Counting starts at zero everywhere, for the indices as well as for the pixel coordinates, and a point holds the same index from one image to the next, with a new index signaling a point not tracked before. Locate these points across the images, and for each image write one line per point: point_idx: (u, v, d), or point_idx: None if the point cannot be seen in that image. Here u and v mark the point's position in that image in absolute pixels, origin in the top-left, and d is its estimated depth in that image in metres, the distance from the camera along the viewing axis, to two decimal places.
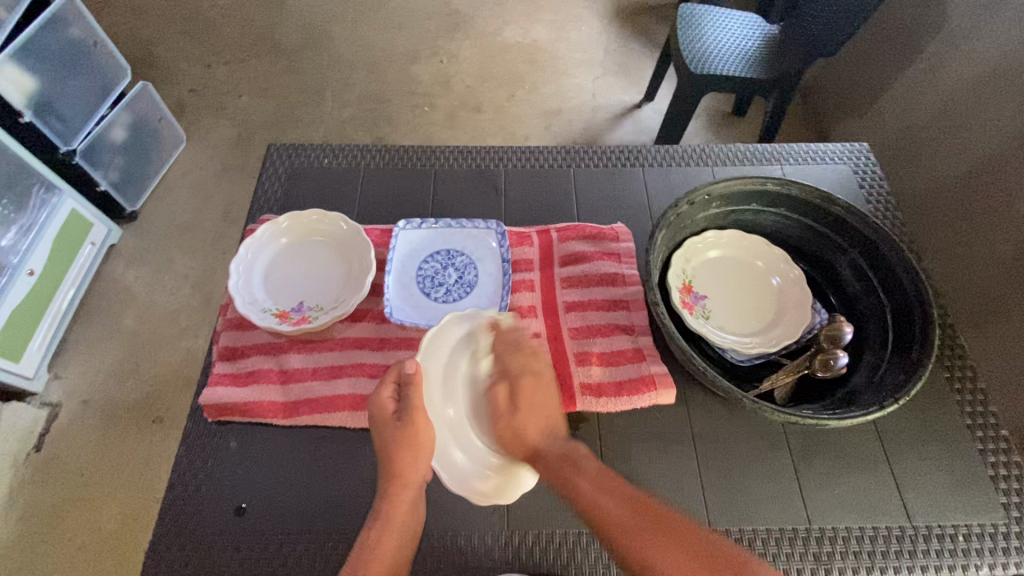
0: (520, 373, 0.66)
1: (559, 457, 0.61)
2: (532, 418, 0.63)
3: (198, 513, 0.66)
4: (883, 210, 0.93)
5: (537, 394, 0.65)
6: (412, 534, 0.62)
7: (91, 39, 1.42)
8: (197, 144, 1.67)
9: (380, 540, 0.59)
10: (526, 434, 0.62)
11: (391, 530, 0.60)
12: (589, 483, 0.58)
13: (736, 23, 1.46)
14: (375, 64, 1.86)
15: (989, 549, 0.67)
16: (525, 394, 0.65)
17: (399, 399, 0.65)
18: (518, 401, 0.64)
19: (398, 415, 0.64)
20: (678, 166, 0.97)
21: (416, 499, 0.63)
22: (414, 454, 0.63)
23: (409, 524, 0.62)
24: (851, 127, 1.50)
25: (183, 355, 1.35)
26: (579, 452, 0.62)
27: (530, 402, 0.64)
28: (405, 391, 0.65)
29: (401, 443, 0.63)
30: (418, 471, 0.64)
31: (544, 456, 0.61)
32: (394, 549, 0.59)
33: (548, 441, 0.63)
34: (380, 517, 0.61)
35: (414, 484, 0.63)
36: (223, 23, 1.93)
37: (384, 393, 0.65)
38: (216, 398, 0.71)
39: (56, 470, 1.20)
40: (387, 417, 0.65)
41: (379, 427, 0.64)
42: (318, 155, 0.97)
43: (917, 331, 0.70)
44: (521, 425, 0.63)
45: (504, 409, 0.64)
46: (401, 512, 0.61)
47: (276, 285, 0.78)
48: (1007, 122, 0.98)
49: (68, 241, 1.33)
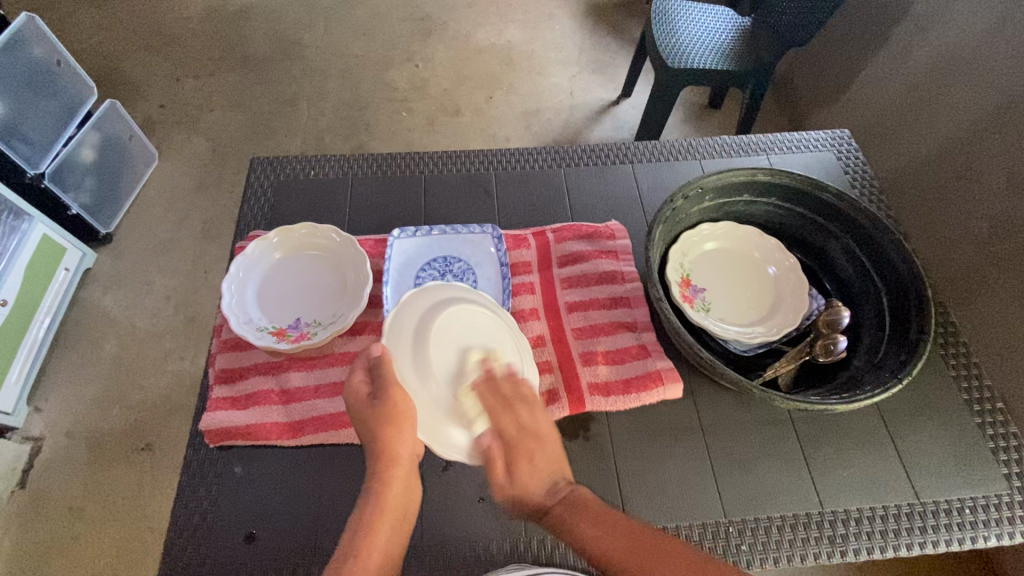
0: (518, 431, 0.61)
1: (564, 507, 0.60)
2: (534, 482, 0.62)
3: (206, 542, 0.64)
4: (867, 194, 0.95)
5: (538, 456, 0.63)
6: (406, 512, 0.61)
7: (54, 58, 1.37)
8: (170, 160, 1.63)
9: (371, 522, 0.58)
10: (530, 493, 0.61)
11: (381, 509, 0.59)
12: (586, 520, 0.58)
13: (707, 17, 1.47)
14: (348, 72, 1.83)
15: (994, 519, 0.69)
16: (523, 442, 0.61)
17: (370, 379, 0.63)
18: (517, 464, 0.61)
19: (372, 396, 0.62)
20: (666, 161, 0.97)
21: (409, 477, 0.63)
22: (395, 432, 0.61)
23: (401, 501, 0.61)
24: (824, 114, 1.53)
25: (169, 379, 1.31)
26: (583, 496, 0.61)
27: (530, 466, 0.62)
28: (375, 372, 0.62)
29: (383, 424, 0.61)
30: (405, 446, 0.62)
31: (547, 516, 0.60)
32: (386, 529, 0.58)
33: (549, 495, 0.61)
34: (370, 497, 0.60)
35: (403, 460, 0.62)
36: (189, 36, 1.88)
37: (356, 378, 0.63)
38: (216, 423, 0.69)
39: (44, 506, 1.15)
40: (362, 398, 0.63)
41: (355, 411, 0.63)
42: (305, 167, 0.95)
43: (912, 312, 0.71)
44: (523, 484, 0.61)
45: (504, 473, 0.61)
46: (391, 490, 0.60)
47: (270, 302, 0.76)
48: (976, 101, 1.01)
49: (42, 268, 1.28)
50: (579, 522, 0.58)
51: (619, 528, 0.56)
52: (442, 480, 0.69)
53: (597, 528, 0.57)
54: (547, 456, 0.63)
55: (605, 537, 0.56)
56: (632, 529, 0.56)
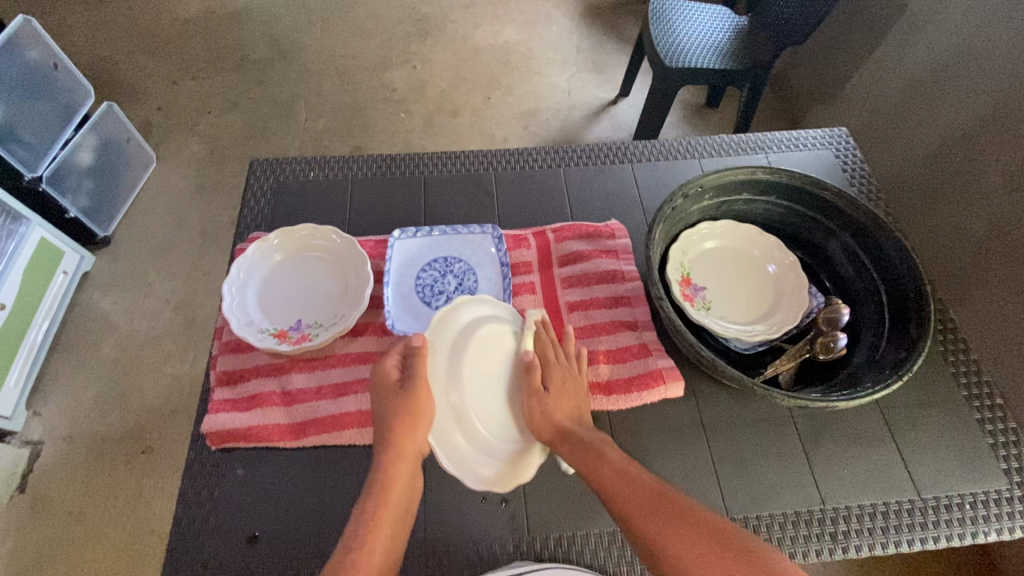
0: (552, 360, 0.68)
1: (593, 442, 0.62)
2: (562, 403, 0.65)
3: (209, 544, 0.64)
4: (865, 192, 0.95)
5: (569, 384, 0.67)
6: (408, 511, 0.60)
7: (52, 61, 1.38)
8: (168, 163, 1.63)
9: (377, 515, 0.57)
10: (554, 415, 0.64)
11: (386, 503, 0.58)
12: (611, 468, 0.59)
13: (704, 16, 1.48)
14: (346, 73, 1.83)
15: (994, 514, 0.69)
16: (557, 380, 0.67)
17: (402, 369, 0.66)
18: (550, 386, 0.66)
19: (401, 384, 0.64)
20: (665, 160, 0.97)
21: (412, 476, 0.62)
22: (412, 425, 0.62)
23: (404, 498, 0.60)
24: (822, 113, 1.54)
25: (168, 382, 1.31)
26: (606, 444, 0.62)
27: (562, 386, 0.66)
28: (410, 361, 0.65)
29: (401, 411, 0.62)
30: (414, 442, 0.62)
31: (572, 439, 0.62)
32: (390, 524, 0.57)
33: (577, 425, 0.64)
34: (376, 490, 0.59)
35: (411, 456, 0.62)
36: (186, 39, 1.88)
37: (389, 361, 0.66)
38: (218, 425, 0.69)
39: (43, 510, 1.15)
40: (390, 386, 0.65)
41: (378, 401, 0.64)
42: (304, 169, 0.95)
43: (911, 308, 0.71)
44: (550, 407, 0.65)
45: (538, 389, 0.66)
46: (397, 486, 0.60)
47: (272, 304, 0.76)
48: (972, 99, 1.02)
49: (40, 272, 1.27)
50: (602, 467, 0.59)
51: (639, 484, 0.56)
52: (445, 479, 0.69)
53: (618, 478, 0.57)
54: (578, 387, 0.68)
55: (625, 491, 0.56)
56: (652, 488, 0.55)
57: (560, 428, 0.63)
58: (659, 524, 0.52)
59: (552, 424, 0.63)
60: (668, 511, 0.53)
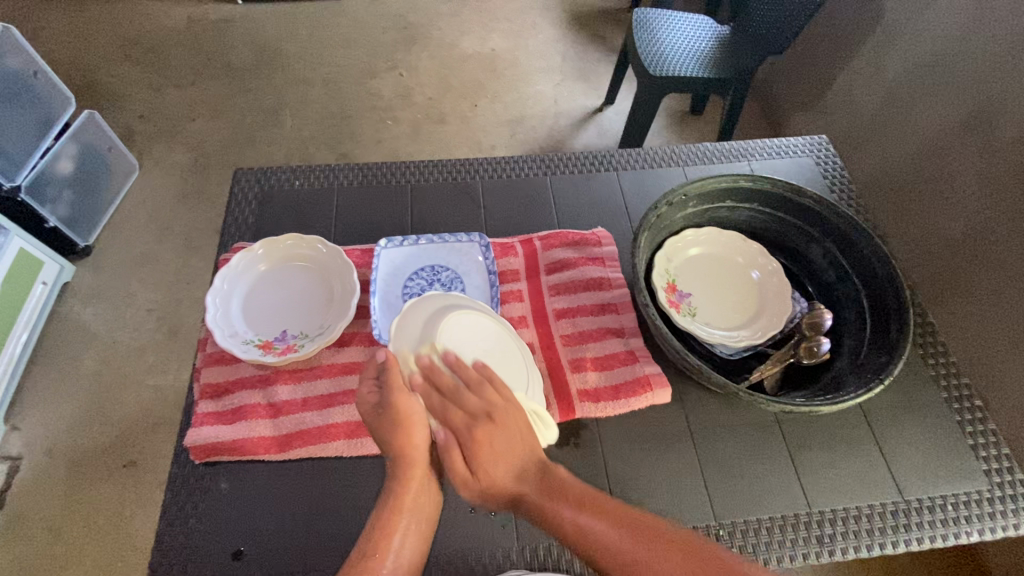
0: (467, 424, 0.62)
1: (539, 495, 0.59)
2: (495, 470, 0.61)
3: (192, 560, 0.63)
4: (846, 198, 0.97)
5: (495, 440, 0.62)
6: (427, 515, 0.61)
7: (31, 68, 1.36)
8: (151, 171, 1.61)
9: (391, 519, 0.59)
10: (497, 483, 0.61)
11: (400, 510, 0.60)
12: (572, 507, 0.57)
13: (688, 26, 1.50)
14: (332, 80, 1.83)
15: (976, 514, 0.70)
16: (482, 448, 0.61)
17: (377, 389, 0.64)
18: (473, 453, 0.62)
19: (379, 406, 0.63)
20: (650, 168, 0.98)
21: (426, 479, 0.63)
22: (405, 436, 0.62)
23: (421, 504, 0.61)
24: (803, 119, 1.57)
25: (151, 393, 1.29)
26: (558, 485, 0.60)
27: (488, 456, 0.61)
28: (382, 380, 0.64)
29: (390, 429, 0.62)
30: (418, 450, 0.63)
31: (521, 502, 0.60)
32: (404, 531, 0.59)
33: (524, 473, 0.61)
34: (390, 499, 0.60)
35: (420, 464, 0.63)
36: (170, 46, 1.86)
37: (364, 389, 0.65)
38: (203, 438, 0.68)
39: (22, 527, 1.13)
40: (372, 407, 0.64)
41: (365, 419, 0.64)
42: (289, 178, 0.94)
43: (892, 313, 0.72)
44: (487, 477, 0.61)
45: (465, 465, 0.62)
46: (409, 491, 0.61)
47: (256, 314, 0.75)
48: (949, 107, 1.04)
49: (19, 283, 1.25)
50: (561, 509, 0.58)
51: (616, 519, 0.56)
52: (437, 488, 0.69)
53: (580, 515, 0.56)
54: (509, 443, 0.62)
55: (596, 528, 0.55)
56: (625, 520, 0.56)
57: (509, 493, 0.61)
58: (637, 552, 0.53)
59: (499, 493, 0.61)
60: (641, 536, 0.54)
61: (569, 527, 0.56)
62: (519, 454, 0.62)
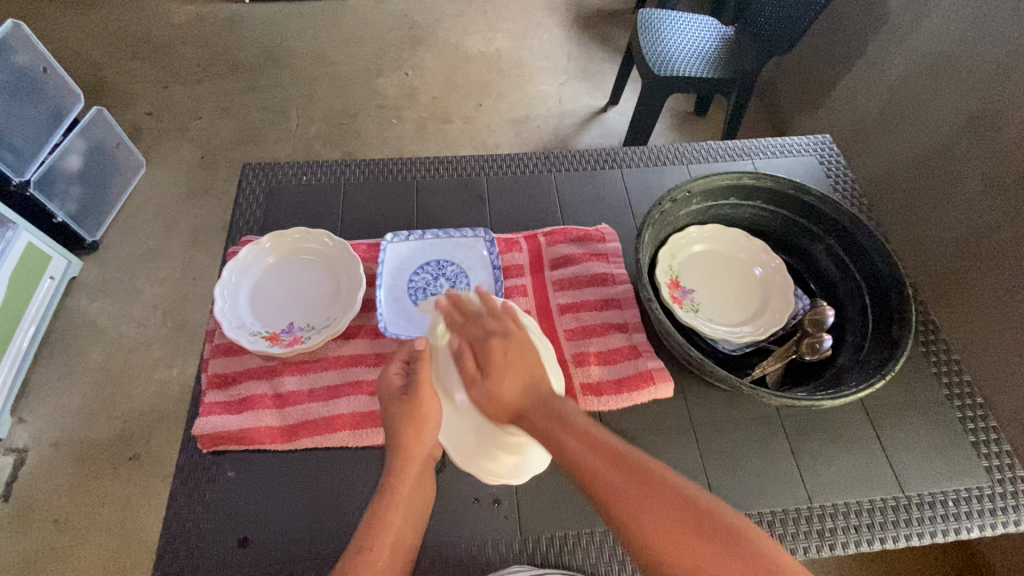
0: (483, 336, 0.59)
1: (546, 413, 0.54)
2: (506, 379, 0.56)
3: (198, 546, 0.64)
4: (849, 197, 0.97)
5: (511, 351, 0.58)
6: (418, 510, 0.61)
7: (42, 65, 1.37)
8: (158, 168, 1.62)
9: (387, 514, 0.58)
10: (503, 396, 0.56)
11: (396, 502, 0.59)
12: (577, 440, 0.51)
13: (693, 26, 1.50)
14: (338, 79, 1.84)
15: (977, 511, 0.71)
16: (493, 358, 0.57)
17: (405, 374, 0.65)
18: (485, 358, 0.57)
19: (404, 391, 0.64)
20: (654, 166, 0.99)
21: (422, 475, 0.63)
22: (420, 427, 0.62)
23: (416, 499, 0.61)
24: (806, 120, 1.57)
25: (157, 387, 1.30)
26: (565, 406, 0.55)
27: (500, 363, 0.57)
28: (413, 366, 0.66)
29: (406, 416, 0.62)
30: (423, 444, 0.63)
31: (528, 416, 0.55)
32: (399, 522, 0.58)
33: (529, 394, 0.56)
34: (386, 490, 0.60)
35: (421, 459, 0.63)
36: (177, 44, 1.88)
37: (392, 370, 0.66)
38: (210, 428, 0.69)
39: (27, 519, 1.14)
40: (394, 392, 0.64)
41: (384, 404, 0.64)
42: (296, 173, 0.95)
43: (894, 309, 0.73)
44: (494, 387, 0.56)
45: (475, 373, 0.57)
46: (407, 485, 0.61)
47: (264, 306, 0.76)
48: (952, 108, 1.05)
49: (27, 277, 1.26)
50: (566, 438, 0.52)
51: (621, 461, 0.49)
52: (440, 479, 0.70)
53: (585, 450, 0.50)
54: (525, 360, 0.58)
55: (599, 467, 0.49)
56: (630, 463, 0.49)
57: (513, 410, 0.56)
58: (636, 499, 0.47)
59: (504, 410, 0.56)
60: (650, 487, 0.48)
61: (571, 459, 0.50)
62: (534, 372, 0.57)
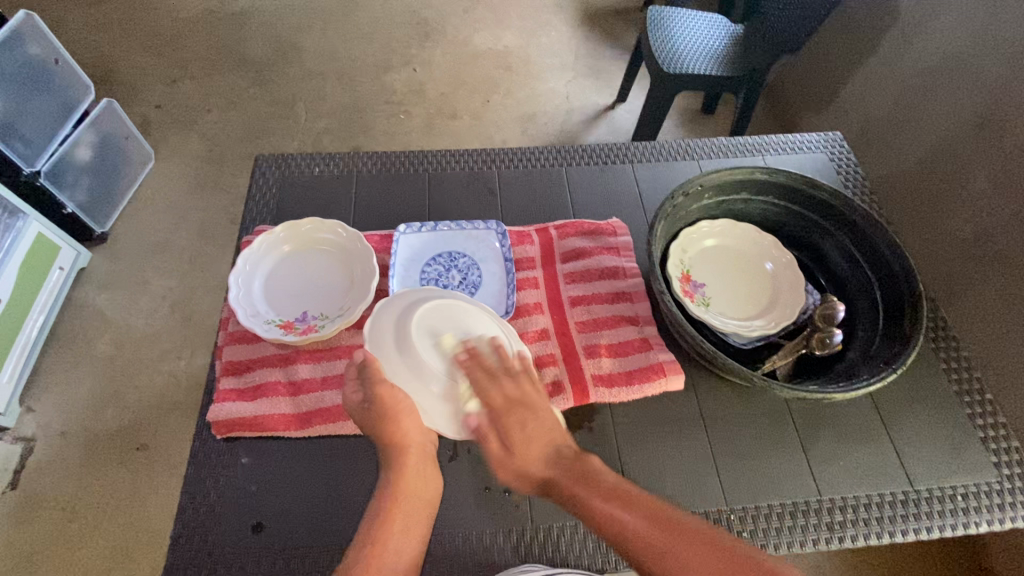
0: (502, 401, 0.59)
1: (575, 479, 0.56)
2: (530, 453, 0.57)
3: (212, 531, 0.65)
4: (859, 194, 0.98)
5: (530, 423, 0.58)
6: (425, 499, 0.61)
7: (53, 56, 1.38)
8: (167, 160, 1.63)
9: (391, 508, 0.58)
10: (530, 469, 0.57)
11: (399, 497, 0.59)
12: (604, 497, 0.54)
13: (702, 24, 1.51)
14: (346, 74, 1.85)
15: (985, 506, 0.71)
16: (513, 432, 0.58)
17: (361, 388, 0.63)
18: (506, 434, 0.58)
19: (364, 403, 0.62)
20: (664, 161, 0.99)
21: (423, 465, 0.62)
22: (397, 424, 0.61)
23: (421, 489, 0.61)
24: (813, 120, 1.58)
25: (164, 378, 1.30)
26: (592, 465, 0.57)
27: (521, 437, 0.58)
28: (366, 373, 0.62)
29: (382, 419, 0.61)
30: (410, 436, 0.62)
31: (555, 486, 0.57)
32: (405, 516, 0.58)
33: (554, 467, 0.57)
34: (388, 486, 0.60)
35: (416, 449, 0.62)
36: (187, 38, 1.88)
37: (349, 389, 0.64)
38: (224, 414, 0.69)
39: (35, 507, 1.14)
40: (359, 406, 0.63)
41: (355, 417, 0.63)
42: (309, 165, 0.96)
43: (905, 304, 0.73)
44: (519, 462, 0.57)
45: (498, 449, 0.58)
46: (407, 478, 0.60)
47: (278, 295, 0.77)
48: (961, 108, 1.05)
49: (37, 267, 1.27)
50: (592, 497, 0.55)
51: (652, 515, 0.53)
52: (450, 469, 0.70)
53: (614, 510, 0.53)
54: (543, 430, 0.59)
55: (633, 526, 0.52)
56: (657, 516, 0.52)
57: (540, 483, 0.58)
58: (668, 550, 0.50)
59: (533, 481, 0.57)
60: (684, 540, 0.51)
61: (598, 520, 0.53)
62: (554, 440, 0.59)
